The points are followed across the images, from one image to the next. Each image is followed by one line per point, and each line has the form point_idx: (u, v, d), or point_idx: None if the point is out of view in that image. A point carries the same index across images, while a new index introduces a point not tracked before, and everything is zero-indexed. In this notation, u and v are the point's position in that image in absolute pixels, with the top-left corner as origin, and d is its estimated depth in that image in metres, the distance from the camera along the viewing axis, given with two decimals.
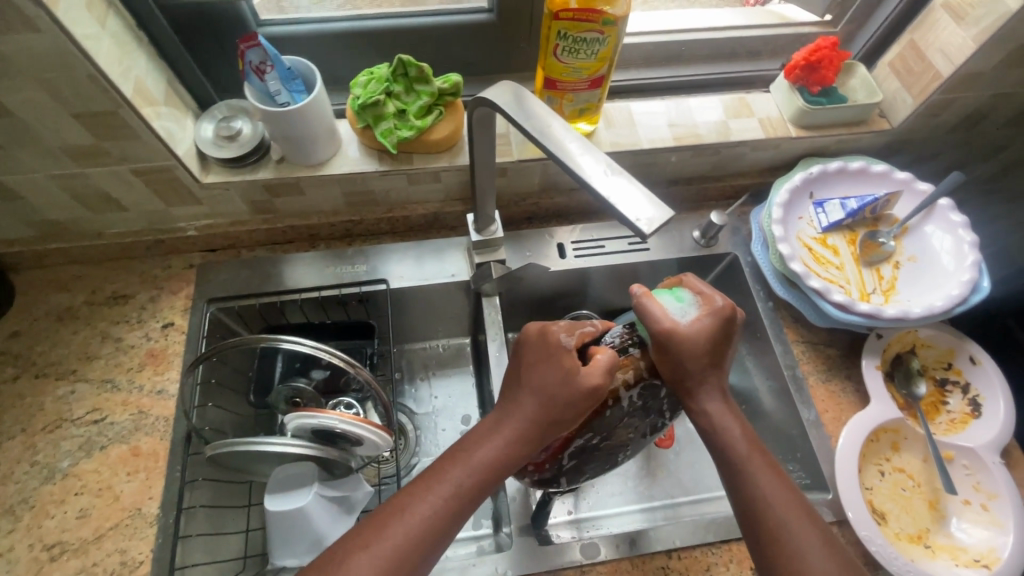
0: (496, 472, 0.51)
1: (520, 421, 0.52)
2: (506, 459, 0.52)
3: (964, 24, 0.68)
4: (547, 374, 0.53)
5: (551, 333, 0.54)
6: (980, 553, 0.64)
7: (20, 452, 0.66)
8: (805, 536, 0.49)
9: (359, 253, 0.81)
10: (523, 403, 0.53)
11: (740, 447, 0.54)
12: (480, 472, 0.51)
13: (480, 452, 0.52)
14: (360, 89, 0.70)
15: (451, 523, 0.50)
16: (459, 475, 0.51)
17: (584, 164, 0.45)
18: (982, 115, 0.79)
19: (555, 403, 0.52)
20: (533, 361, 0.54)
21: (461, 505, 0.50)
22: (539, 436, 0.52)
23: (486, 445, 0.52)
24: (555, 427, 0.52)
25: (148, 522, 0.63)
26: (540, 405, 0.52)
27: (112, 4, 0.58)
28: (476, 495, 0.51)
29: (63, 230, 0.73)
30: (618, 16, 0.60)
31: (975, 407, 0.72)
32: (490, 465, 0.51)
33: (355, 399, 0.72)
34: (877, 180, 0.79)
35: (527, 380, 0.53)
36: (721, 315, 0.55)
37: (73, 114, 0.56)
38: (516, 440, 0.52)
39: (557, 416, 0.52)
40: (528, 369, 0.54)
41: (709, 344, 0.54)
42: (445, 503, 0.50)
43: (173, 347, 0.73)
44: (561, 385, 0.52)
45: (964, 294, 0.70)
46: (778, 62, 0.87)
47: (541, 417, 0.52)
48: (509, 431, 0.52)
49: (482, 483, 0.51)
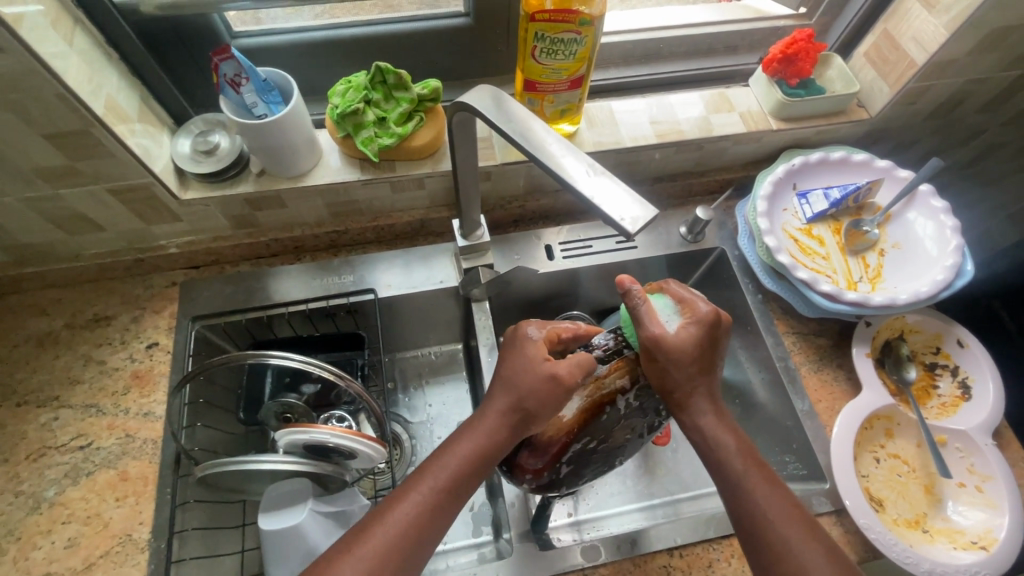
0: (476, 467, 0.51)
1: (495, 415, 0.53)
2: (485, 453, 0.51)
3: (935, 12, 0.68)
4: (517, 368, 0.54)
5: (519, 329, 0.57)
6: (977, 535, 0.65)
7: (4, 483, 0.64)
8: (806, 550, 0.48)
9: (345, 263, 0.80)
10: (497, 398, 0.54)
11: (735, 461, 0.53)
12: (460, 466, 0.51)
13: (458, 448, 0.52)
14: (338, 99, 0.70)
15: (435, 522, 0.49)
16: (439, 471, 0.51)
17: (567, 165, 0.45)
18: (958, 101, 0.80)
19: (527, 394, 0.52)
20: (506, 358, 0.56)
21: (442, 502, 0.50)
22: (516, 428, 0.53)
23: (464, 440, 0.52)
24: (530, 419, 0.53)
25: (139, 548, 0.62)
26: (514, 398, 0.53)
27: (79, 22, 0.56)
28: (456, 491, 0.50)
29: (40, 254, 0.72)
30: (594, 15, 0.60)
31: (965, 390, 0.73)
32: (469, 459, 0.51)
33: (347, 411, 0.70)
34: (859, 169, 0.80)
35: (500, 376, 0.55)
36: (707, 322, 0.54)
37: (44, 135, 0.55)
38: (492, 433, 0.52)
39: (531, 406, 0.52)
40: (501, 366, 0.55)
41: (695, 352, 0.54)
42: (426, 500, 0.49)
43: (158, 368, 0.72)
44: (533, 375, 0.53)
45: (949, 279, 0.70)
46: (756, 55, 0.88)
47: (515, 409, 0.53)
48: (487, 424, 0.52)
49: (462, 479, 0.51)
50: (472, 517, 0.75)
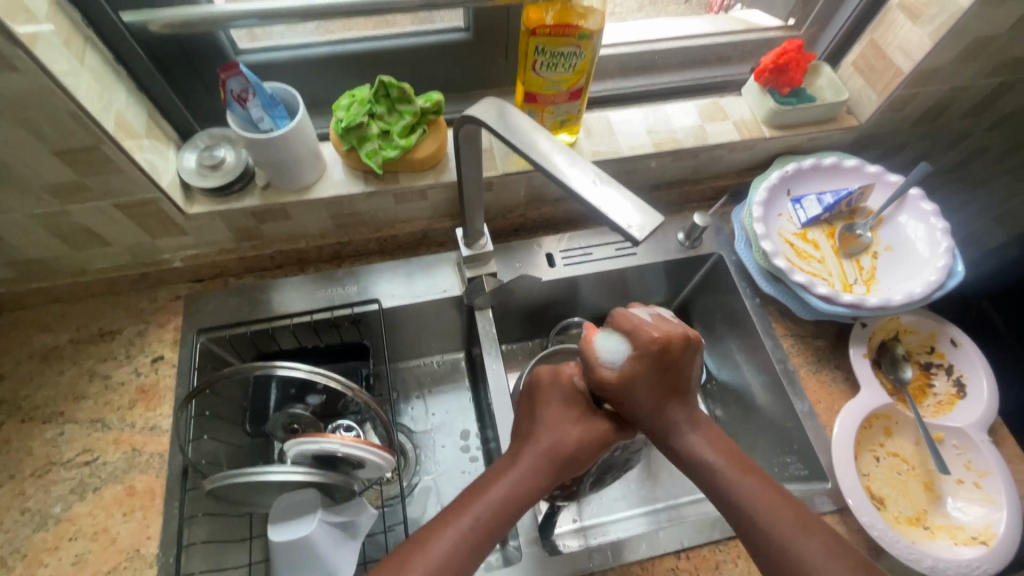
0: (514, 508, 0.50)
1: (536, 457, 0.52)
2: (523, 496, 0.51)
3: (920, 23, 0.71)
4: (564, 413, 0.54)
5: (564, 374, 0.57)
6: (977, 530, 0.66)
7: (9, 500, 0.64)
8: (817, 564, 0.45)
9: (349, 274, 0.80)
10: (539, 438, 0.53)
11: (724, 476, 0.50)
12: (499, 506, 0.50)
13: (498, 487, 0.51)
14: (343, 112, 0.71)
15: (471, 560, 0.48)
16: (479, 509, 0.49)
17: (571, 177, 0.46)
18: (943, 108, 0.83)
19: (571, 441, 0.52)
20: (550, 400, 0.55)
21: (481, 541, 0.49)
22: (555, 471, 0.52)
23: (504, 480, 0.51)
24: (570, 465, 0.52)
25: (148, 563, 0.62)
26: (557, 441, 0.52)
27: (88, 41, 0.57)
28: (493, 533, 0.49)
29: (44, 270, 0.72)
30: (594, 29, 0.62)
31: (960, 388, 0.74)
32: (511, 500, 0.50)
33: (354, 421, 0.72)
34: (851, 174, 0.82)
35: (542, 417, 0.54)
36: (654, 353, 0.51)
37: (54, 152, 0.56)
38: (533, 476, 0.51)
39: (572, 453, 0.52)
40: (544, 408, 0.55)
41: (643, 387, 0.51)
42: (465, 539, 0.48)
43: (164, 382, 0.72)
44: (576, 424, 0.54)
45: (941, 280, 0.72)
46: (747, 65, 0.90)
47: (557, 452, 0.52)
48: (526, 465, 0.52)
49: (500, 521, 0.49)
50: None
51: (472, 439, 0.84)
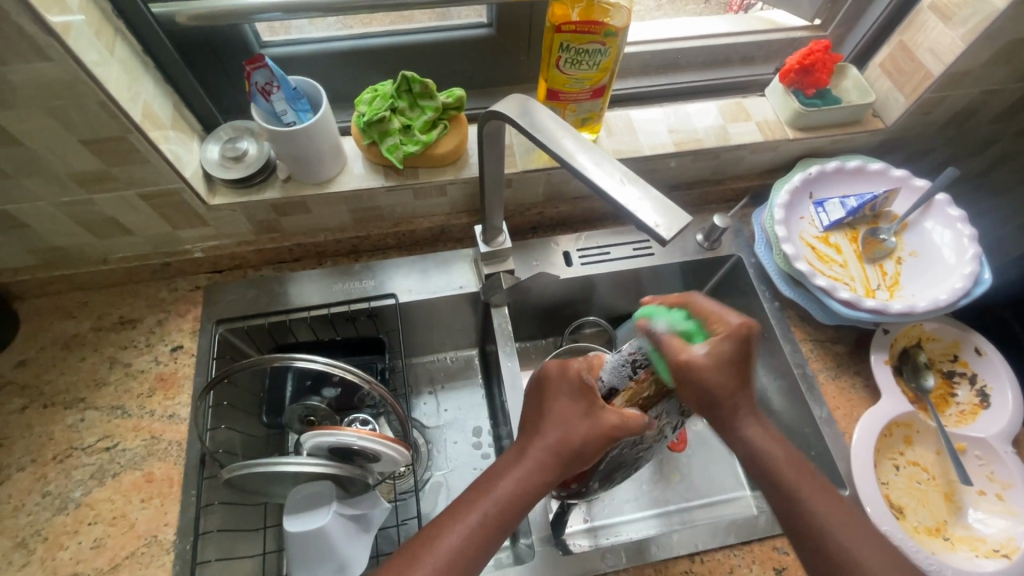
0: (519, 504, 0.50)
1: (543, 452, 0.52)
2: (530, 491, 0.51)
3: (952, 24, 0.70)
4: (570, 408, 0.53)
5: (571, 369, 0.54)
6: (999, 543, 0.65)
7: (31, 483, 0.65)
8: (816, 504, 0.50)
9: (366, 269, 0.81)
10: (545, 433, 0.52)
11: (786, 479, 0.51)
12: (506, 504, 0.50)
13: (505, 483, 0.51)
14: (365, 107, 0.72)
15: (479, 554, 0.48)
16: (485, 504, 0.50)
17: (598, 175, 0.45)
18: (972, 112, 0.81)
19: (577, 436, 0.51)
20: (557, 395, 0.54)
21: (489, 535, 0.49)
22: (562, 466, 0.52)
23: (510, 475, 0.51)
24: (578, 460, 0.51)
25: (165, 549, 0.62)
26: (564, 436, 0.52)
27: (118, 32, 0.58)
28: (501, 528, 0.49)
29: (68, 258, 0.73)
30: (619, 27, 0.62)
31: (983, 398, 0.73)
32: (518, 494, 0.50)
33: (370, 415, 0.73)
34: (875, 178, 0.81)
35: (549, 411, 0.53)
36: (735, 336, 0.50)
37: (82, 140, 0.56)
38: (539, 470, 0.51)
39: (579, 448, 0.51)
40: (551, 402, 0.54)
41: (724, 371, 0.49)
42: (473, 533, 0.48)
43: (183, 371, 0.73)
44: (583, 420, 0.52)
45: (967, 287, 0.71)
46: (771, 66, 0.89)
47: (563, 448, 0.51)
48: (532, 461, 0.52)
49: (506, 517, 0.50)
50: None
51: (484, 436, 0.84)
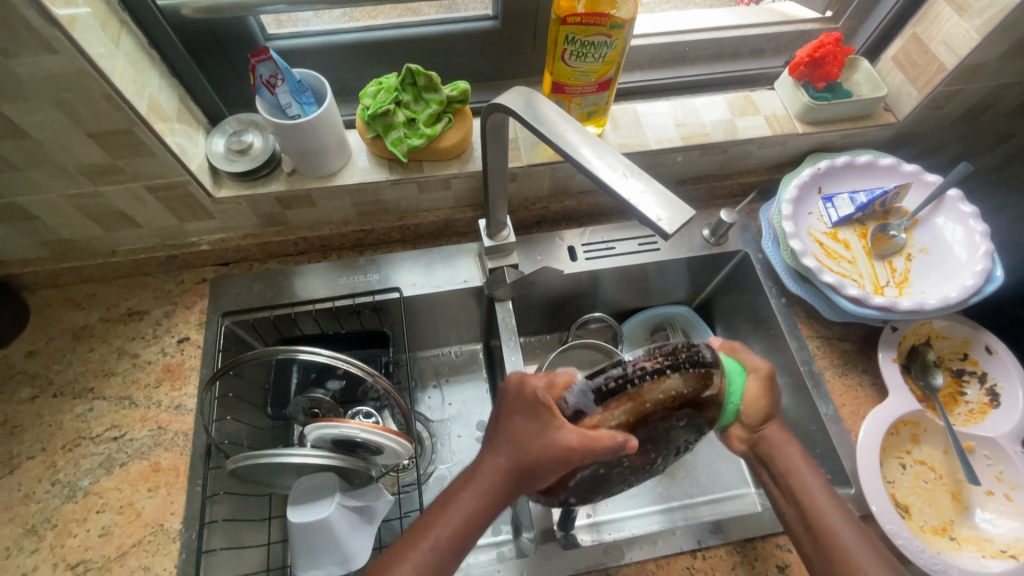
0: (474, 523, 0.51)
1: (495, 472, 0.51)
2: (483, 511, 0.51)
3: (967, 16, 0.68)
4: (524, 427, 0.51)
5: (528, 387, 0.52)
6: (1006, 543, 0.64)
7: (41, 472, 0.66)
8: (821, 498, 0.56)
9: (371, 262, 0.81)
10: (499, 452, 0.52)
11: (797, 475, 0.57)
12: (459, 526, 0.50)
13: (457, 506, 0.51)
14: (370, 99, 0.71)
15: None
16: (439, 530, 0.50)
17: (601, 169, 0.45)
18: (987, 106, 0.80)
19: (530, 457, 0.50)
20: (513, 413, 0.52)
21: (444, 558, 0.49)
22: (516, 484, 0.51)
23: (463, 496, 0.51)
24: (531, 478, 0.50)
25: (171, 538, 0.63)
26: (516, 456, 0.51)
27: (123, 23, 0.58)
28: (457, 549, 0.50)
29: (77, 250, 0.74)
30: (625, 19, 0.61)
31: (993, 398, 0.72)
32: (473, 516, 0.51)
33: (373, 407, 0.72)
34: (886, 173, 0.80)
35: (503, 430, 0.52)
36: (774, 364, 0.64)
37: (88, 133, 0.57)
38: (493, 490, 0.51)
39: (532, 467, 0.50)
40: (506, 420, 0.52)
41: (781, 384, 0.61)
42: (426, 561, 0.49)
43: (189, 362, 0.73)
44: (537, 439, 0.50)
45: (978, 285, 0.70)
46: (781, 59, 0.88)
47: (516, 468, 0.50)
48: (484, 481, 0.51)
49: (459, 539, 0.50)
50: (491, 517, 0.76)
51: None
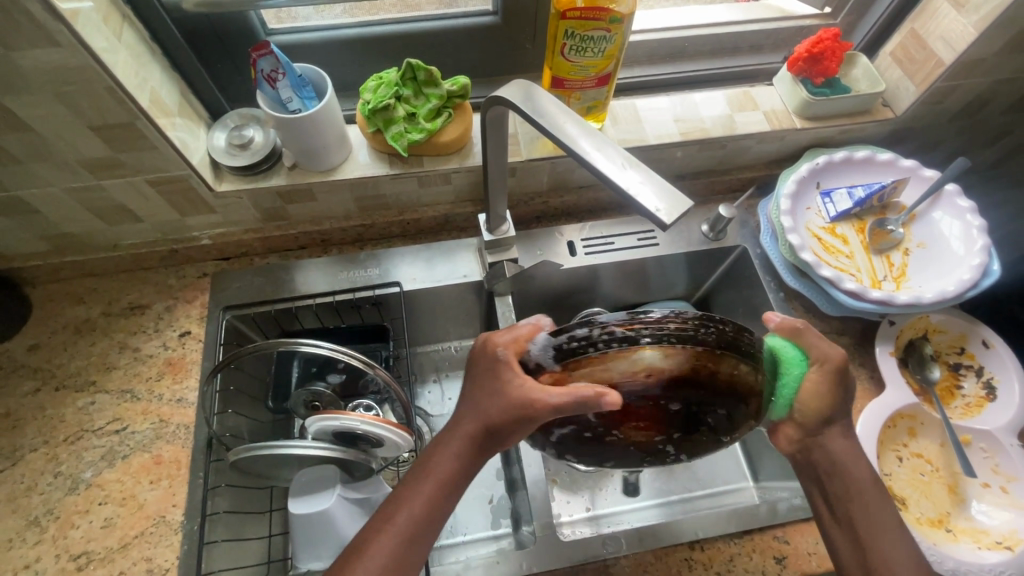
0: (444, 489, 0.51)
1: (461, 437, 0.52)
2: (451, 477, 0.51)
3: (964, 12, 0.68)
4: (485, 389, 0.52)
5: (488, 348, 0.53)
6: (1002, 535, 0.65)
7: (43, 464, 0.66)
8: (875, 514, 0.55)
9: (371, 257, 0.81)
10: (463, 418, 0.52)
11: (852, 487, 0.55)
12: (430, 494, 0.51)
13: (426, 476, 0.51)
14: (370, 94, 0.72)
15: (413, 547, 0.49)
16: (410, 500, 0.50)
17: (600, 159, 0.45)
18: (984, 102, 0.80)
19: (490, 418, 0.50)
20: (475, 380, 0.53)
21: (419, 528, 0.50)
22: (483, 448, 0.51)
23: (432, 465, 0.52)
24: (496, 438, 0.51)
25: (173, 530, 0.64)
26: (479, 419, 0.51)
27: (125, 17, 0.58)
28: (431, 517, 0.50)
29: (78, 244, 0.74)
30: (624, 13, 0.61)
31: (990, 391, 0.73)
32: (446, 479, 0.51)
33: (374, 401, 0.72)
34: (883, 168, 0.80)
35: (467, 396, 0.53)
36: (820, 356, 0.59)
37: (91, 126, 0.57)
38: (460, 455, 0.52)
39: (494, 427, 0.50)
40: (470, 386, 0.53)
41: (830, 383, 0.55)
42: (402, 531, 0.49)
43: (191, 356, 0.74)
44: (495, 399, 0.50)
45: (975, 279, 0.70)
46: (780, 54, 0.88)
47: (480, 431, 0.51)
48: (451, 447, 0.52)
49: (432, 506, 0.51)
50: (491, 510, 0.77)
51: None
